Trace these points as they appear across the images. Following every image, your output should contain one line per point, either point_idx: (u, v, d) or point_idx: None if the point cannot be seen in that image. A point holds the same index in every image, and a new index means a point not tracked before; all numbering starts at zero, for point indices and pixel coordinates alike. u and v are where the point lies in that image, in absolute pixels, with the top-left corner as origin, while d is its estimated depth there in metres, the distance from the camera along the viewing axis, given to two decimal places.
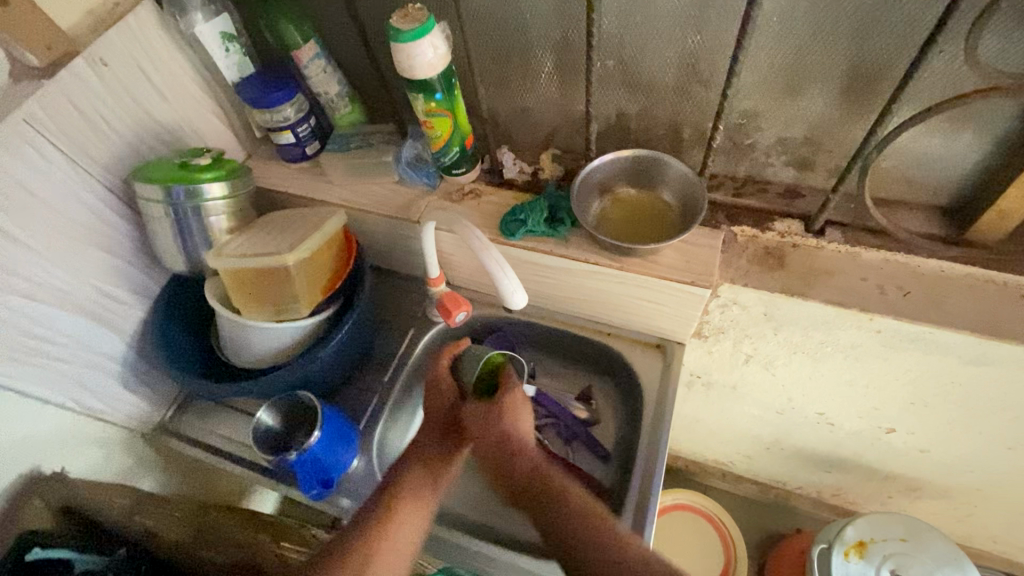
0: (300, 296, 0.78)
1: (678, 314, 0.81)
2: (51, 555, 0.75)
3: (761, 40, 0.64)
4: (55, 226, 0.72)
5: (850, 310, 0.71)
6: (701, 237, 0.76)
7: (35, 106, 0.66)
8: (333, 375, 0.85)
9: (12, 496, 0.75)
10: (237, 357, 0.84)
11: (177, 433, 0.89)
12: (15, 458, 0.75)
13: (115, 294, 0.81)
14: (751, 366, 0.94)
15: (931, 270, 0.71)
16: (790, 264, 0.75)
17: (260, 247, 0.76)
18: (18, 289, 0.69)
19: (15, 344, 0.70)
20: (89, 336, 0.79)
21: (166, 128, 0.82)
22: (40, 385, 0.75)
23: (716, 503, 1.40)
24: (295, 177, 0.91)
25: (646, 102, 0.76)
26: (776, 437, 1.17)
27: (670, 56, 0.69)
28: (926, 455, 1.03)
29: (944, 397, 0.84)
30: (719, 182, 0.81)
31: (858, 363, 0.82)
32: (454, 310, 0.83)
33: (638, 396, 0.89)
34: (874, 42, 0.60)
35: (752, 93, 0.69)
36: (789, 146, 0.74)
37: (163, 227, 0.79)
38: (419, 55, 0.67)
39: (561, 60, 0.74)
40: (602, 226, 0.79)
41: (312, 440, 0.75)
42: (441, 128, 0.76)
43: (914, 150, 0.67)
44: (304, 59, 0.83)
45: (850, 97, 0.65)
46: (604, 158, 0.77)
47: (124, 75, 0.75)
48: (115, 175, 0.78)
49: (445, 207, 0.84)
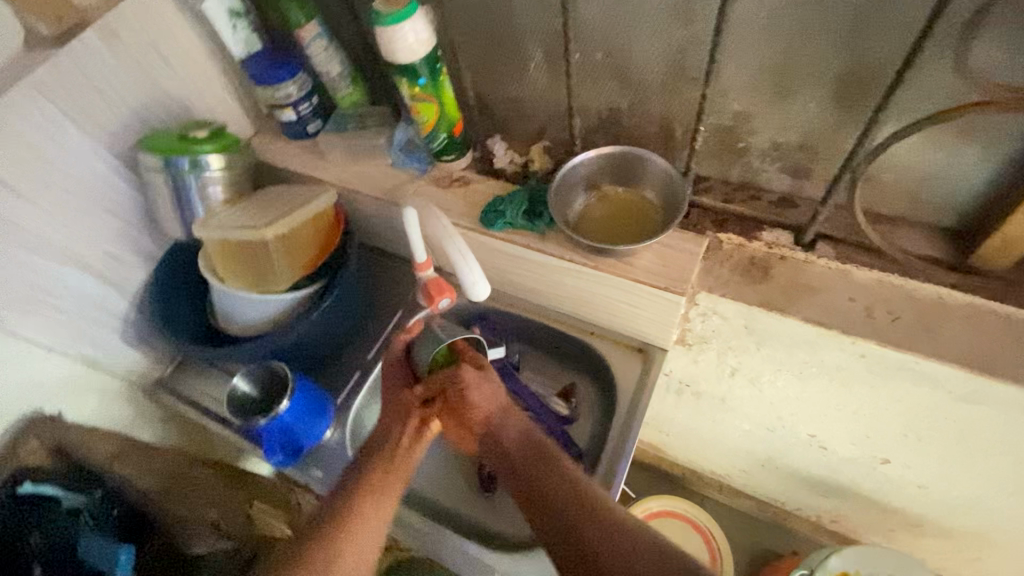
0: (281, 270, 0.80)
1: (656, 319, 0.79)
2: (39, 491, 0.81)
3: (744, 36, 0.61)
4: (62, 187, 0.76)
5: (832, 330, 0.67)
6: (683, 242, 0.73)
7: (45, 74, 0.70)
8: (314, 348, 0.88)
9: (13, 432, 0.81)
10: (226, 325, 0.87)
11: (172, 389, 0.95)
12: (20, 400, 0.81)
13: (119, 256, 0.86)
14: (738, 379, 0.91)
15: (927, 296, 0.66)
16: (775, 277, 0.71)
17: (245, 220, 0.79)
18: (25, 244, 0.74)
19: (23, 295, 0.76)
20: (92, 293, 0.84)
21: (173, 100, 0.86)
22: (47, 335, 0.81)
23: (707, 514, 1.36)
24: (294, 154, 0.93)
25: (637, 98, 0.73)
26: (770, 454, 1.13)
27: (660, 51, 0.66)
28: (925, 490, 0.97)
29: (940, 431, 0.78)
30: (710, 185, 0.77)
31: (846, 387, 0.78)
32: (437, 297, 0.80)
33: (613, 400, 0.87)
34: (867, 43, 0.56)
35: (741, 93, 0.66)
36: (785, 153, 0.69)
37: (161, 194, 0.82)
38: (398, 39, 0.68)
39: (550, 50, 0.73)
40: (583, 223, 0.78)
41: (281, 409, 0.78)
42: (427, 113, 0.76)
43: (916, 164, 0.63)
44: (305, 39, 0.84)
45: (844, 101, 0.61)
46: (586, 153, 0.75)
47: (133, 48, 0.78)
48: (122, 142, 0.81)
49: (431, 192, 0.84)
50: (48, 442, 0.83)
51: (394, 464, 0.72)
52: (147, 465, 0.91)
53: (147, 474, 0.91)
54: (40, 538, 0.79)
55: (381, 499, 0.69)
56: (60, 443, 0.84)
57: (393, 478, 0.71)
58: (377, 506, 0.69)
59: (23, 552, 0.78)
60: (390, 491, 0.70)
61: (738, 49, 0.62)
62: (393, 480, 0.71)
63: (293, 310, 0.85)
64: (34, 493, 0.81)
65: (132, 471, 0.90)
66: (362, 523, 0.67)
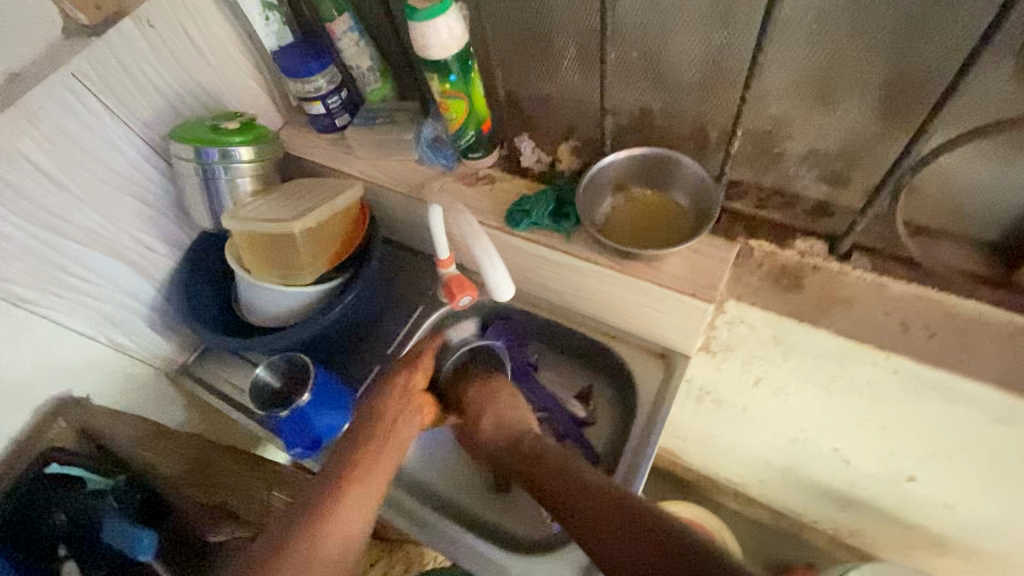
0: (305, 264, 0.81)
1: (681, 325, 0.77)
2: (67, 472, 0.83)
3: (790, 40, 0.59)
4: (97, 175, 0.77)
5: (864, 344, 0.65)
6: (712, 248, 0.72)
7: (83, 63, 0.70)
8: (335, 340, 0.88)
9: (42, 413, 0.83)
10: (250, 315, 0.88)
11: (196, 376, 0.96)
12: (51, 382, 0.83)
13: (149, 243, 0.87)
14: (761, 389, 0.89)
15: (967, 312, 0.64)
16: (806, 288, 0.69)
17: (272, 212, 0.80)
18: (61, 230, 0.76)
19: (56, 280, 0.77)
20: (122, 278, 0.85)
21: (205, 91, 0.86)
22: (78, 320, 0.82)
23: (720, 521, 1.33)
24: (322, 147, 0.93)
25: (671, 100, 0.71)
26: (790, 465, 1.10)
27: (698, 52, 0.65)
28: (951, 511, 0.94)
29: (973, 451, 0.76)
30: (743, 190, 0.75)
31: (875, 402, 0.76)
32: (459, 294, 0.81)
33: (632, 404, 0.86)
34: (917, 50, 0.54)
35: (783, 98, 0.64)
36: (822, 160, 0.68)
37: (191, 185, 0.83)
38: (431, 36, 0.68)
39: (584, 48, 0.72)
40: (611, 226, 0.77)
41: (301, 400, 0.78)
42: (456, 110, 0.76)
43: (963, 175, 0.61)
44: (337, 31, 0.84)
45: (891, 111, 0.60)
46: (616, 155, 0.74)
47: (168, 38, 0.78)
48: (155, 132, 0.82)
49: (457, 189, 0.84)
50: (74, 424, 0.85)
51: (378, 445, 0.74)
52: (172, 449, 0.94)
53: (168, 458, 0.93)
54: (64, 516, 0.82)
55: (359, 485, 0.70)
56: (85, 426, 0.86)
57: (373, 460, 0.72)
58: (357, 494, 0.70)
59: (50, 528, 0.82)
60: (372, 475, 0.71)
61: (782, 54, 0.60)
62: (372, 463, 0.72)
63: (317, 302, 0.85)
64: (63, 473, 0.83)
65: (156, 454, 0.92)
66: (342, 509, 0.68)
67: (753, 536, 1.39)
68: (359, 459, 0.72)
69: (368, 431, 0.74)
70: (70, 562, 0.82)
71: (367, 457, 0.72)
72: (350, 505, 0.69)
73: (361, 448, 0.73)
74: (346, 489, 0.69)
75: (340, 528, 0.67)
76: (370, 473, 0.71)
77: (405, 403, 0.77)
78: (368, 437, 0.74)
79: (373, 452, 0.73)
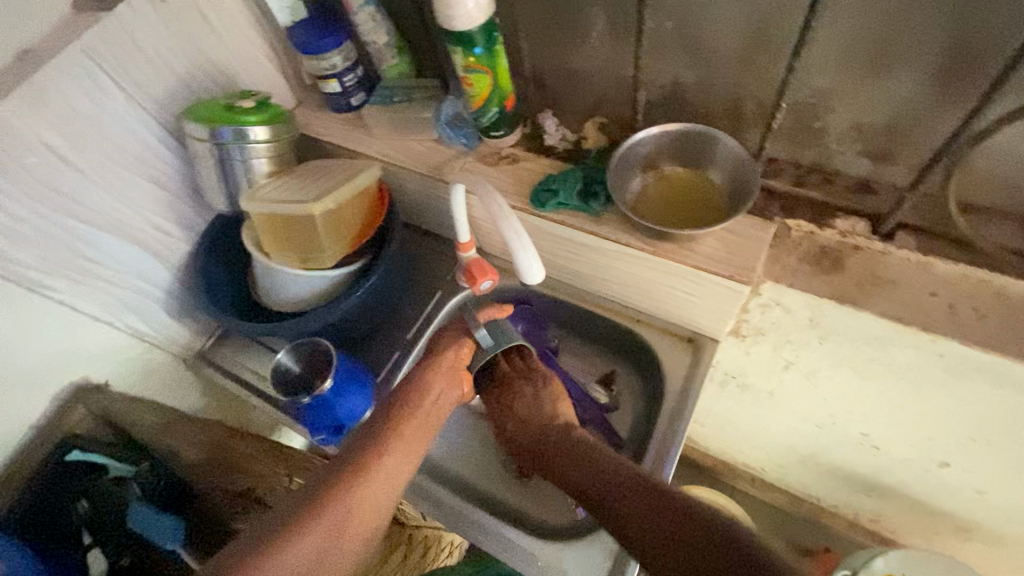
0: (326, 247, 0.79)
1: (713, 308, 0.75)
2: (87, 459, 0.84)
3: (842, 5, 0.56)
4: (111, 156, 0.75)
5: (909, 327, 0.63)
6: (748, 228, 0.69)
7: (94, 39, 0.68)
8: (356, 324, 0.86)
9: (60, 400, 0.83)
10: (268, 300, 0.86)
11: (212, 362, 0.94)
12: (67, 368, 0.82)
13: (164, 227, 0.85)
14: (791, 373, 0.87)
15: (1018, 294, 0.62)
16: (847, 269, 0.67)
17: (291, 194, 0.77)
18: (76, 214, 0.74)
19: (71, 265, 0.76)
20: (138, 264, 0.83)
21: (219, 70, 0.84)
22: (95, 306, 0.81)
23: (739, 507, 1.32)
24: (338, 127, 0.91)
25: (706, 73, 0.68)
26: (814, 451, 1.08)
27: (737, 21, 0.62)
28: (984, 497, 0.93)
29: (1014, 435, 0.74)
30: (779, 168, 0.73)
31: (913, 386, 0.74)
32: (479, 278, 0.78)
33: (659, 390, 0.84)
34: (981, 16, 0.51)
35: (829, 67, 0.61)
36: (866, 135, 0.65)
37: (207, 166, 0.80)
38: (458, 5, 0.65)
39: (614, 19, 0.69)
40: (641, 206, 0.74)
41: (324, 386, 0.77)
42: (479, 85, 0.73)
43: (1021, 149, 0.58)
44: (353, 5, 0.81)
45: (946, 81, 0.57)
46: (648, 132, 0.71)
47: (180, 13, 0.76)
48: (169, 112, 0.80)
49: (480, 169, 0.81)
50: (93, 411, 0.85)
51: (418, 414, 0.72)
52: (188, 434, 0.94)
53: (189, 444, 0.93)
54: (88, 505, 0.83)
55: (396, 450, 0.69)
56: (106, 413, 0.86)
57: (412, 429, 0.71)
58: (395, 457, 0.68)
59: (75, 519, 0.83)
60: (410, 445, 0.70)
61: (832, 20, 0.58)
62: (414, 430, 0.71)
63: (338, 285, 0.83)
64: (83, 461, 0.84)
65: (174, 439, 0.93)
66: (383, 472, 0.67)
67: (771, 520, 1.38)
68: (400, 423, 0.71)
69: (408, 402, 0.73)
70: (95, 550, 0.83)
71: (408, 425, 0.71)
72: (391, 466, 0.67)
73: (404, 416, 0.72)
74: (386, 452, 0.68)
75: (381, 488, 0.66)
76: (409, 436, 0.70)
77: (447, 381, 0.76)
78: (406, 407, 0.73)
79: (409, 419, 0.72)
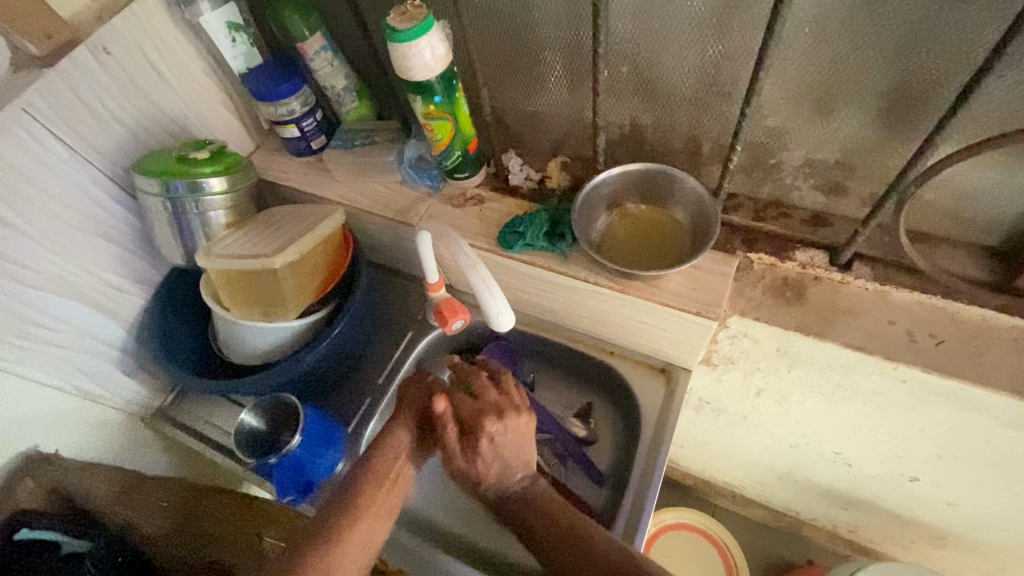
0: (289, 299, 0.76)
1: (685, 342, 0.75)
2: (38, 536, 0.78)
3: (789, 52, 0.59)
4: (56, 215, 0.71)
5: (873, 356, 0.64)
6: (712, 263, 0.70)
7: (34, 96, 0.65)
8: (322, 375, 0.83)
9: (10, 472, 0.77)
10: (230, 353, 0.83)
11: (173, 419, 0.90)
12: (11, 439, 0.76)
13: (115, 283, 0.81)
14: (763, 399, 0.88)
15: (971, 318, 0.64)
16: (810, 299, 0.68)
17: (249, 247, 0.75)
18: (18, 277, 0.69)
19: (13, 330, 0.71)
20: (88, 322, 0.79)
21: (173, 120, 0.81)
22: (42, 370, 0.76)
23: (721, 525, 1.32)
24: (298, 171, 0.89)
25: (662, 113, 0.70)
26: (790, 469, 1.09)
27: (690, 65, 0.64)
28: (954, 508, 0.95)
29: (977, 451, 0.76)
30: (739, 203, 0.75)
31: (881, 409, 0.76)
32: (451, 318, 0.75)
33: (634, 423, 0.83)
34: (918, 61, 0.54)
35: (779, 110, 0.64)
36: (819, 170, 0.68)
37: (161, 220, 0.77)
38: (415, 55, 0.64)
39: (571, 63, 0.70)
40: (606, 244, 0.75)
41: (294, 444, 0.73)
42: (442, 131, 0.73)
43: (963, 183, 0.61)
44: (309, 51, 0.79)
45: (889, 120, 0.60)
46: (609, 172, 0.72)
47: (127, 64, 0.73)
48: (118, 165, 0.77)
49: (445, 212, 0.80)
50: (43, 483, 0.79)
51: (371, 502, 0.68)
52: (150, 504, 0.89)
53: (152, 517, 0.89)
54: None
55: (381, 493, 0.69)
56: (57, 486, 0.81)
57: (360, 522, 0.66)
58: (354, 543, 0.65)
59: None
60: (383, 491, 0.69)
61: (780, 66, 0.60)
62: (372, 520, 0.67)
63: (302, 336, 0.81)
64: (33, 538, 0.78)
65: (136, 513, 0.88)
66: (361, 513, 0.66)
67: (753, 538, 1.37)
68: (377, 478, 0.69)
69: (359, 486, 0.68)
70: None
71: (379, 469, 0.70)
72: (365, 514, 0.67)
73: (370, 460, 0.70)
74: (365, 501, 0.67)
75: (357, 535, 0.65)
76: (356, 547, 0.65)
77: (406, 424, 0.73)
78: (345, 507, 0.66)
79: (349, 534, 0.65)
